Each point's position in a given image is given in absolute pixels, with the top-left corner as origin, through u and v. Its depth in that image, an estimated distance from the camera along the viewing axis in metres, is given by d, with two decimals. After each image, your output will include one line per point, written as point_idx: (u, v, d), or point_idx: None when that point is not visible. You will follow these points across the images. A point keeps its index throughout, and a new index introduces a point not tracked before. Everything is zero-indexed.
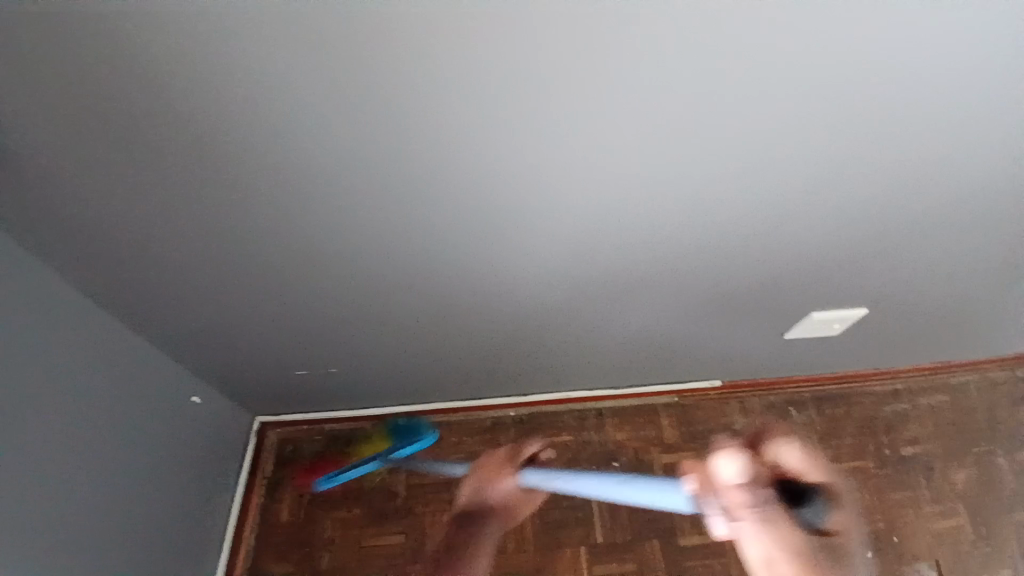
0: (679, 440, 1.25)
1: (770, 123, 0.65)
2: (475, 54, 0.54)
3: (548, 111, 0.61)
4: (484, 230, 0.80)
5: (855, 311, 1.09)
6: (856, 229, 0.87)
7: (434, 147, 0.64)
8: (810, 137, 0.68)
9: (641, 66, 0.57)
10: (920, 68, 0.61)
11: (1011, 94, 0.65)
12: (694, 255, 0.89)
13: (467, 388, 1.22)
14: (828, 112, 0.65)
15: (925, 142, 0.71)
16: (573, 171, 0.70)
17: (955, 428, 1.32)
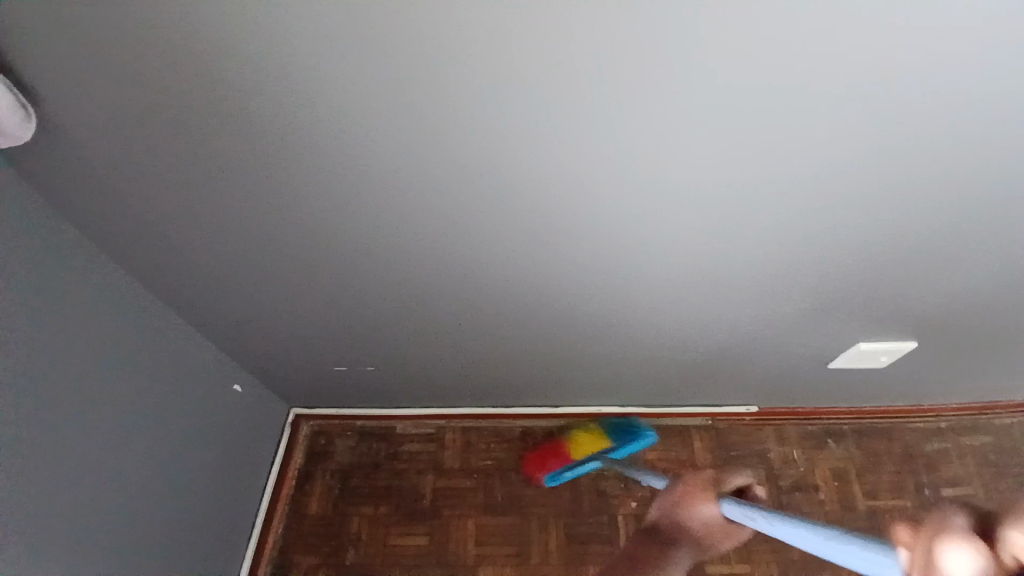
0: (710, 463, 1.24)
1: (831, 146, 0.64)
2: (546, 66, 0.55)
3: (609, 125, 0.61)
4: (536, 242, 0.80)
5: (903, 345, 1.06)
6: (912, 260, 0.85)
7: (497, 158, 0.66)
8: (872, 162, 0.67)
9: (705, 82, 0.57)
10: (992, 100, 0.60)
11: None
12: (742, 278, 0.88)
13: (500, 395, 1.23)
14: (892, 138, 0.64)
15: (989, 175, 0.70)
16: (630, 186, 0.70)
17: (1001, 472, 1.27)
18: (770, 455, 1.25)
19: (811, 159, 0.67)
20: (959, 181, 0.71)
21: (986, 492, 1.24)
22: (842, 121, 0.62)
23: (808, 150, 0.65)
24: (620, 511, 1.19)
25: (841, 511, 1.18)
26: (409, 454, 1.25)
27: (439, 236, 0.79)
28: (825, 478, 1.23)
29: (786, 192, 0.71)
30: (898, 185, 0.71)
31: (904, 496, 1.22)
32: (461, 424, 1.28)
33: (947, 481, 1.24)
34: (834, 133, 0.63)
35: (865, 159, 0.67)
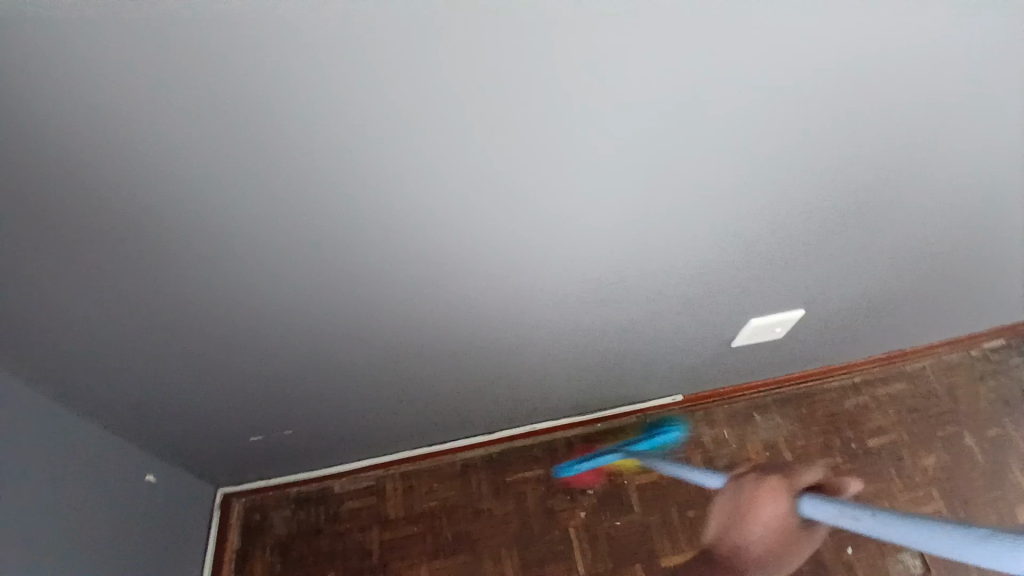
0: (650, 459, 1.26)
1: (668, 154, 0.68)
2: (377, 116, 0.55)
3: (450, 168, 0.62)
4: (419, 280, 0.80)
5: (792, 314, 1.11)
6: (783, 238, 0.90)
7: (355, 217, 0.66)
8: (708, 162, 0.71)
9: (530, 119, 0.59)
10: (799, 96, 0.64)
11: (887, 107, 0.69)
12: (628, 278, 0.91)
13: (433, 434, 1.21)
14: (718, 139, 0.68)
15: (829, 156, 0.75)
16: (495, 216, 0.71)
17: (918, 413, 1.34)
18: (703, 440, 1.28)
19: (661, 167, 0.70)
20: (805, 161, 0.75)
21: (907, 435, 1.31)
22: (679, 128, 0.65)
23: (654, 159, 0.68)
24: (570, 524, 1.18)
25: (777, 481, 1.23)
26: (349, 512, 1.20)
27: (320, 291, 0.78)
28: (757, 451, 1.27)
29: (647, 199, 0.74)
30: (752, 176, 0.75)
31: (832, 454, 1.27)
32: (398, 469, 1.24)
33: (869, 432, 1.31)
34: (676, 141, 0.66)
35: (713, 158, 0.70)
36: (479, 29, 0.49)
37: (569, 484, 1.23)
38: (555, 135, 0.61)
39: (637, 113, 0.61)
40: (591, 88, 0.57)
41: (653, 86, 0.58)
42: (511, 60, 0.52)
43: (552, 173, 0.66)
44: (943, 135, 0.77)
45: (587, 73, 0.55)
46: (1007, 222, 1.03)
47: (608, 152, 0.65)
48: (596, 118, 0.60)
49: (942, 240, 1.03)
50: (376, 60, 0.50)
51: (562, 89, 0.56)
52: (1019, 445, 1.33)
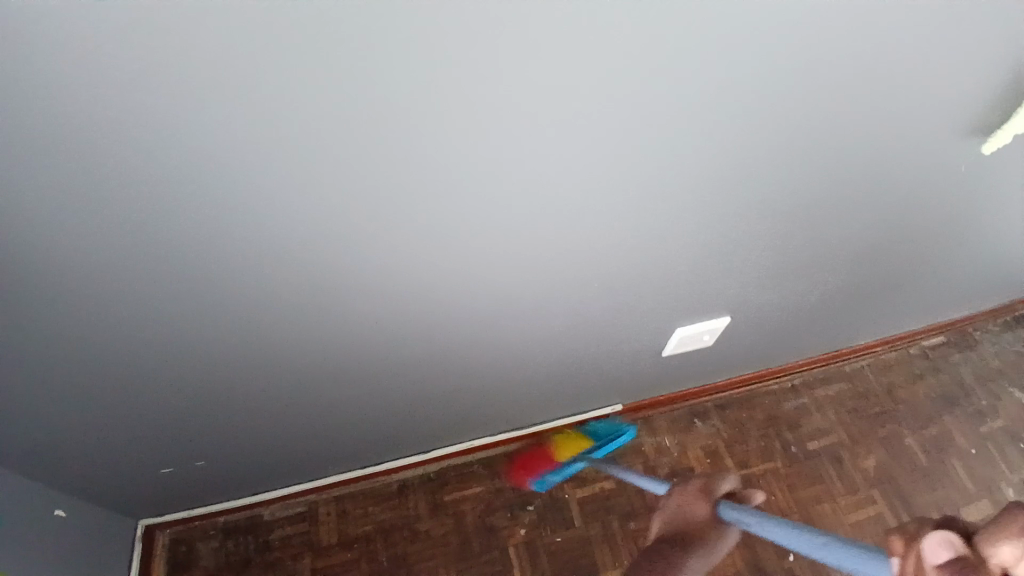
0: (592, 471, 1.24)
1: (562, 171, 0.65)
2: (246, 143, 0.51)
3: (326, 195, 0.59)
4: (319, 304, 0.76)
5: (718, 322, 1.10)
6: (702, 247, 0.89)
7: (227, 248, 0.62)
8: (606, 177, 0.68)
9: (404, 143, 0.55)
10: (691, 111, 0.62)
11: (785, 119, 0.68)
12: (545, 293, 0.88)
13: (368, 454, 1.17)
14: (612, 154, 0.65)
15: (741, 165, 0.74)
16: (389, 239, 0.67)
17: (857, 413, 1.35)
18: (644, 449, 1.27)
19: (564, 185, 0.68)
20: (712, 173, 0.74)
21: (847, 436, 1.32)
22: (577, 148, 0.63)
23: (553, 179, 0.66)
24: (510, 541, 1.15)
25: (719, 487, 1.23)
26: (279, 540, 1.15)
27: (216, 318, 0.74)
28: (698, 458, 1.26)
29: (552, 216, 0.72)
30: (662, 189, 0.73)
31: (772, 458, 1.27)
32: (332, 493, 1.20)
33: (809, 435, 1.31)
34: (576, 160, 0.64)
35: (618, 174, 0.68)
36: (346, 56, 0.46)
37: (508, 500, 1.20)
38: (444, 158, 0.58)
39: (531, 134, 0.59)
40: (477, 111, 0.54)
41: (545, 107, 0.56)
42: (385, 87, 0.49)
43: (446, 197, 0.63)
44: (848, 144, 0.77)
45: (472, 98, 0.53)
46: (930, 225, 1.05)
47: (504, 172, 0.63)
48: (488, 140, 0.58)
49: (866, 243, 1.03)
50: (236, 87, 0.46)
51: (448, 113, 0.53)
52: (957, 441, 1.35)
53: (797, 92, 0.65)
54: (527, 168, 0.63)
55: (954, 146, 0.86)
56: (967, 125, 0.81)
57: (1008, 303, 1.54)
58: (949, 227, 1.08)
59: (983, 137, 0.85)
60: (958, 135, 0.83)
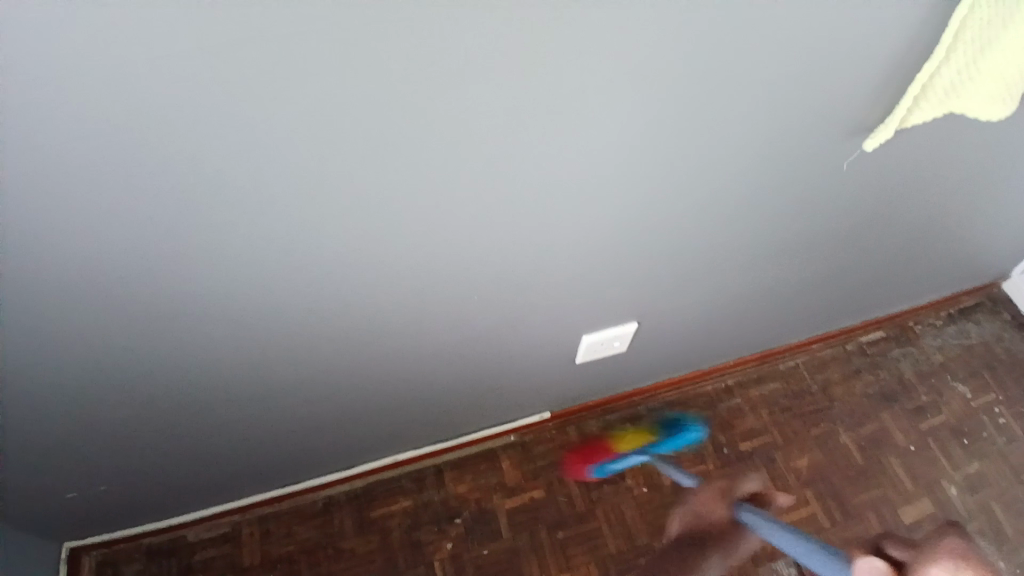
0: (521, 480, 1.23)
1: (413, 175, 0.65)
2: (49, 150, 0.50)
3: (162, 206, 0.58)
4: (180, 320, 0.74)
5: (625, 329, 1.08)
6: (590, 252, 0.88)
7: (72, 263, 0.61)
8: (464, 180, 0.68)
9: (229, 144, 0.55)
10: (534, 107, 0.62)
11: (640, 115, 0.69)
12: (437, 305, 0.87)
13: (287, 474, 1.15)
14: (465, 154, 0.65)
15: (606, 168, 0.74)
16: (238, 252, 0.67)
17: (792, 412, 1.35)
18: (575, 456, 1.26)
19: (417, 197, 0.68)
20: (580, 174, 0.73)
21: (781, 435, 1.31)
22: (422, 155, 0.63)
23: (402, 189, 0.66)
24: (436, 556, 1.15)
25: (650, 493, 1.22)
26: (203, 563, 1.15)
27: (70, 339, 0.72)
28: (629, 464, 1.26)
29: (416, 227, 0.72)
30: (530, 191, 0.73)
31: (703, 461, 1.27)
32: (255, 514, 1.19)
33: (741, 436, 1.30)
34: (426, 171, 0.65)
35: (470, 182, 0.68)
36: (135, 65, 0.47)
37: (435, 514, 1.19)
38: (274, 169, 0.59)
39: (366, 144, 0.59)
40: (298, 123, 0.55)
41: (371, 119, 0.57)
42: (186, 96, 0.50)
43: (289, 209, 0.64)
44: (716, 139, 0.77)
45: (287, 111, 0.54)
46: (838, 221, 1.04)
47: (351, 182, 0.63)
48: (318, 153, 0.59)
49: (774, 240, 1.02)
50: (18, 90, 0.46)
51: (268, 126, 0.55)
52: (895, 439, 1.34)
53: (645, 83, 0.65)
54: (370, 180, 0.63)
55: (834, 143, 0.86)
56: (841, 120, 0.82)
57: (950, 295, 1.53)
58: (858, 222, 1.07)
59: (862, 133, 0.86)
60: (835, 131, 0.84)
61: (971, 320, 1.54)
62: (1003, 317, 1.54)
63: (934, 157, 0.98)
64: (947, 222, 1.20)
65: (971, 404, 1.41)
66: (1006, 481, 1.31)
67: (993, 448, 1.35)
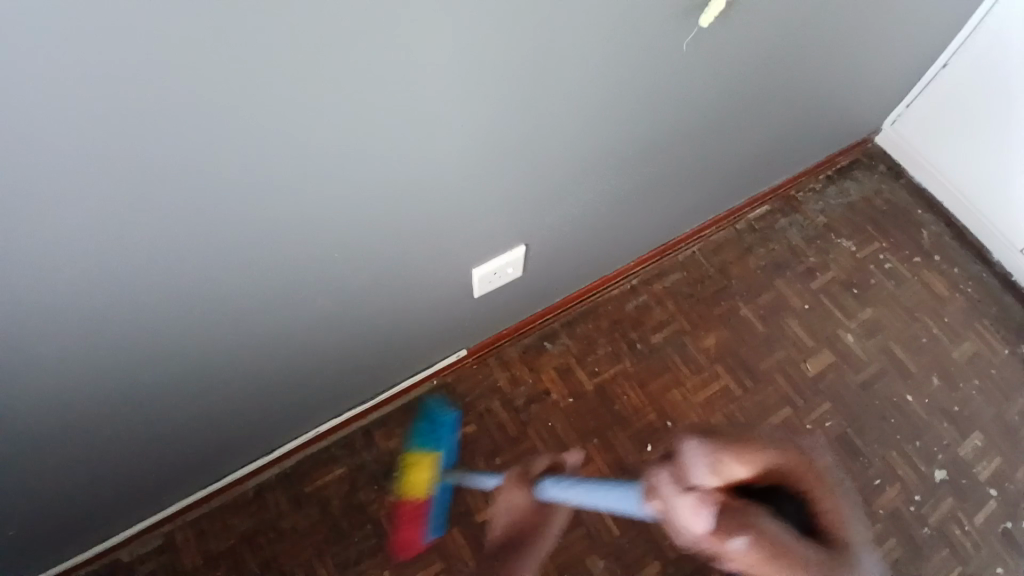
0: (451, 421, 1.24)
1: (226, 137, 0.58)
2: None
3: None
4: (5, 356, 0.66)
5: (514, 254, 1.07)
6: (457, 186, 0.84)
7: None
8: (291, 134, 0.61)
9: None
10: (346, 35, 0.56)
11: (470, 24, 0.63)
12: (308, 272, 0.82)
13: (208, 473, 1.11)
14: (279, 101, 0.58)
15: (444, 92, 0.69)
16: (33, 265, 0.58)
17: (695, 298, 1.41)
18: (500, 386, 1.28)
19: (241, 159, 0.61)
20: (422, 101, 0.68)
21: (688, 321, 1.38)
22: (227, 114, 0.56)
23: (219, 152, 0.59)
24: (381, 512, 1.17)
25: (575, 403, 1.27)
26: None
27: None
28: (552, 379, 1.29)
29: (250, 193, 0.65)
30: (370, 131, 0.67)
31: (620, 361, 1.32)
32: (187, 518, 1.16)
33: (653, 330, 1.36)
34: (240, 129, 0.58)
35: (296, 133, 0.62)
36: None
37: (372, 473, 1.20)
38: (45, 159, 0.50)
39: (155, 109, 0.52)
40: (51, 101, 0.47)
41: (136, 81, 0.49)
42: None
43: (86, 199, 0.55)
44: (560, 40, 0.73)
45: (27, 91, 0.46)
46: (702, 104, 1.04)
47: (156, 157, 0.56)
48: (96, 132, 0.51)
49: (644, 135, 1.01)
50: None
51: (12, 111, 0.46)
52: (791, 302, 1.43)
53: None
54: (170, 152, 0.56)
55: (682, 22, 0.84)
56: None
57: (828, 158, 1.60)
58: (723, 102, 1.07)
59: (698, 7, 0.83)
60: (679, 9, 0.81)
61: (848, 177, 1.62)
62: (879, 169, 1.64)
63: (787, 21, 0.98)
64: (811, 88, 1.22)
65: (858, 257, 1.52)
66: (896, 321, 1.44)
67: (882, 293, 1.47)
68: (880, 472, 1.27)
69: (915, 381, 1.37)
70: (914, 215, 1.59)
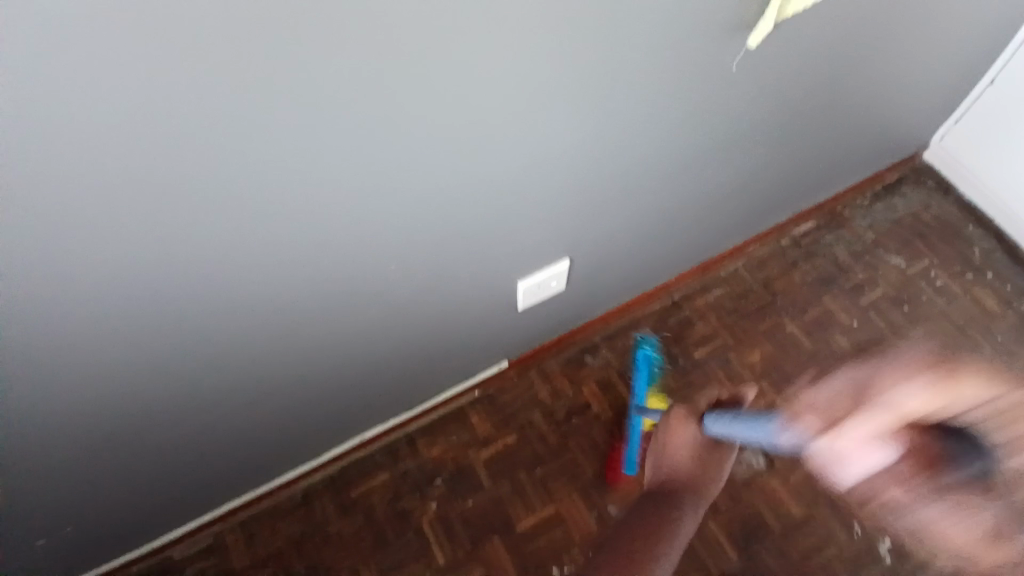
0: (492, 431, 1.25)
1: (298, 143, 0.62)
2: None
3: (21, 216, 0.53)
4: (83, 355, 0.70)
5: (557, 267, 1.08)
6: (506, 199, 0.87)
7: None
8: (356, 142, 0.65)
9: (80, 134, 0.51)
10: (410, 50, 0.60)
11: (524, 42, 0.66)
12: (363, 282, 0.85)
13: (257, 477, 1.14)
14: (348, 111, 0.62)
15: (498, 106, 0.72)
16: (111, 267, 0.62)
17: (737, 313, 1.39)
18: (541, 397, 1.29)
19: (308, 165, 0.65)
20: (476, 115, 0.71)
21: (730, 336, 1.36)
22: (300, 122, 0.60)
23: (290, 158, 0.63)
24: (423, 520, 1.18)
25: (616, 416, 1.27)
26: None
27: None
28: (593, 392, 1.29)
29: (315, 200, 0.69)
30: (428, 142, 0.71)
31: (661, 375, 1.31)
32: (237, 520, 1.19)
33: (694, 345, 1.35)
34: (311, 137, 0.62)
35: (360, 141, 0.66)
36: None
37: (414, 481, 1.21)
38: (139, 163, 0.55)
39: (237, 117, 0.56)
40: (152, 103, 0.51)
41: (224, 89, 0.53)
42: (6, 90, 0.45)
43: (170, 201, 0.60)
44: (609, 57, 0.75)
45: (129, 94, 0.50)
46: (748, 118, 1.04)
47: (234, 163, 0.60)
48: (184, 139, 0.55)
49: (688, 150, 1.02)
50: None
51: (116, 114, 0.51)
52: (837, 318, 1.41)
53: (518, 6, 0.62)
54: (247, 157, 0.60)
55: (727, 39, 0.85)
56: (728, 14, 0.81)
57: (875, 173, 1.57)
58: (770, 116, 1.07)
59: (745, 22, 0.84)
60: (725, 26, 0.82)
61: (896, 193, 1.59)
62: (928, 185, 1.60)
63: (832, 37, 0.98)
64: (857, 102, 1.21)
65: (907, 274, 1.48)
66: (949, 340, 1.39)
67: (932, 310, 1.43)
68: None
69: None
70: (965, 231, 1.54)
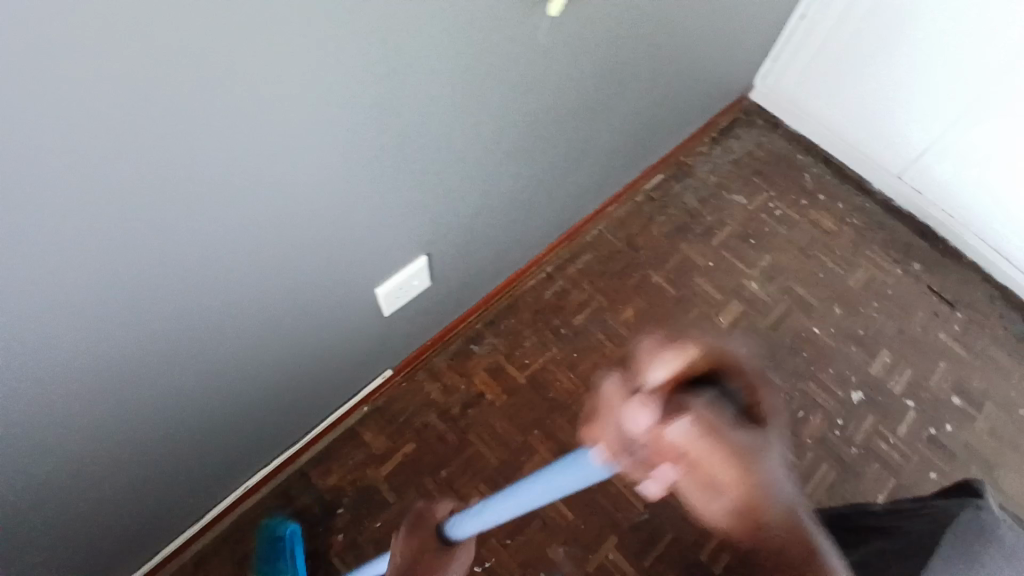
0: (389, 444, 1.20)
1: (63, 198, 0.51)
2: None
3: None
4: None
5: (416, 265, 1.04)
6: (344, 210, 0.80)
7: None
8: (142, 184, 0.56)
9: None
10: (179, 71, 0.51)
11: (319, 46, 0.59)
12: (197, 331, 0.75)
13: (130, 563, 1.01)
14: (121, 151, 0.52)
15: (307, 119, 0.65)
16: None
17: (608, 274, 1.44)
18: (433, 398, 1.25)
19: (84, 221, 0.55)
20: (284, 131, 0.64)
21: (604, 297, 1.40)
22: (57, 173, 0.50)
23: (58, 217, 0.52)
24: (331, 553, 1.12)
25: (511, 399, 1.27)
26: None
27: None
28: (484, 381, 1.28)
29: (105, 258, 0.59)
30: (234, 169, 0.62)
31: (547, 349, 1.32)
32: None
33: (573, 313, 1.37)
34: (80, 188, 0.52)
35: (147, 181, 0.56)
36: None
37: (314, 516, 1.14)
38: None
39: None
40: None
41: None
42: None
43: None
44: (422, 49, 0.70)
45: None
46: (579, 86, 1.04)
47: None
48: None
49: (527, 127, 1.01)
50: None
51: None
52: (696, 261, 1.50)
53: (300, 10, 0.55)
54: None
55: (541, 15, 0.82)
56: None
57: (710, 120, 1.68)
58: (600, 80, 1.08)
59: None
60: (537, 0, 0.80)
61: (730, 136, 1.71)
62: (757, 124, 1.74)
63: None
64: (680, 57, 1.26)
65: (750, 209, 1.60)
66: (794, 263, 1.53)
67: (775, 238, 1.56)
68: (801, 404, 1.34)
69: (822, 316, 1.46)
70: (792, 161, 1.69)
